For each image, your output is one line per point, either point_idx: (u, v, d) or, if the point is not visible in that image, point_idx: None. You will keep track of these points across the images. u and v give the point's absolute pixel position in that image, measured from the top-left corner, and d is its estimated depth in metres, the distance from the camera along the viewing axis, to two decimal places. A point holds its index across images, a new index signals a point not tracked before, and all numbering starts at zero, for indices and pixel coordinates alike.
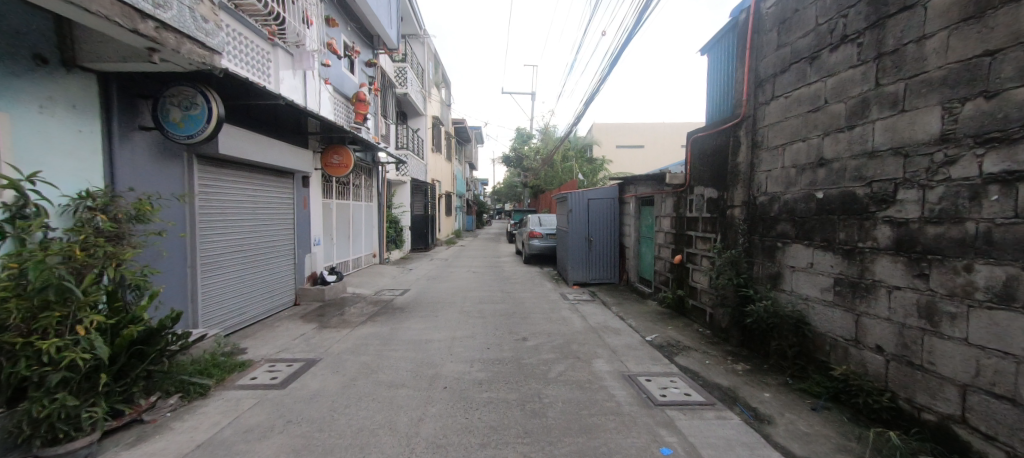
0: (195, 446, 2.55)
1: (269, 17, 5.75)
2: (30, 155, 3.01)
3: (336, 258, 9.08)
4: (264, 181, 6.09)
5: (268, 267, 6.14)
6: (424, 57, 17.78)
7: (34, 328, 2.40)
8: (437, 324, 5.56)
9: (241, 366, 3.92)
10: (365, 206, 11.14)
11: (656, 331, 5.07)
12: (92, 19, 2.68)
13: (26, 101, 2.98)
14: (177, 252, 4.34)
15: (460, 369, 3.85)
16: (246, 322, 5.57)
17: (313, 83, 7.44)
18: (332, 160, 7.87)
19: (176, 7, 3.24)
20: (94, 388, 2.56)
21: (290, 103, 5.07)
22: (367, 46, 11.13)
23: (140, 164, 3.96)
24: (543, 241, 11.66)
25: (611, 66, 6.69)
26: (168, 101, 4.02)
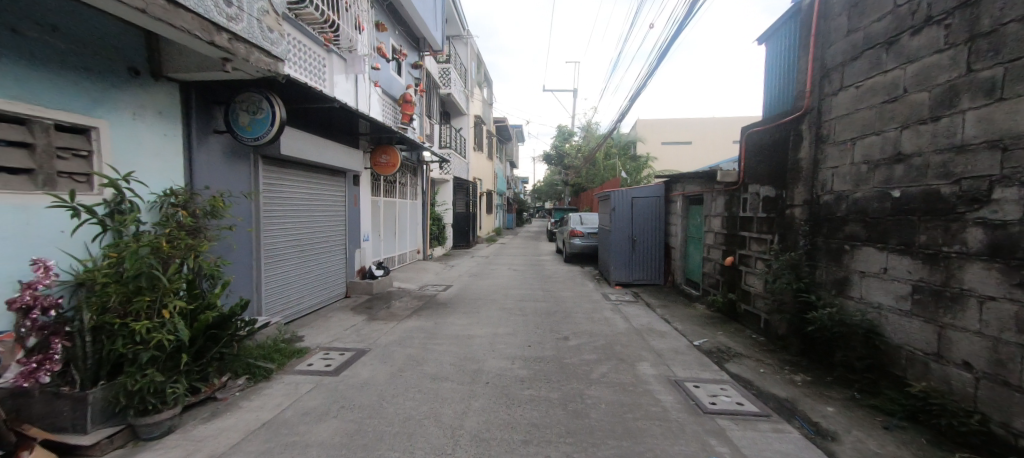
0: (260, 425, 2.76)
1: (325, 25, 6.07)
2: (125, 157, 3.39)
3: (383, 253, 9.47)
4: (320, 180, 6.46)
5: (322, 261, 6.51)
6: (467, 57, 18.05)
7: (129, 310, 2.71)
8: (478, 320, 5.65)
9: (299, 352, 4.19)
10: (410, 204, 11.53)
11: (704, 336, 4.85)
12: (174, 33, 2.96)
13: (122, 110, 3.36)
14: (244, 246, 4.72)
15: (502, 365, 3.90)
16: (303, 311, 5.94)
17: (363, 86, 7.80)
18: (381, 160, 8.21)
19: (246, 20, 3.51)
20: (177, 367, 2.86)
21: (344, 106, 5.34)
22: (413, 48, 11.50)
23: (214, 164, 4.33)
24: (584, 241, 11.48)
25: (659, 59, 6.48)
26: (239, 107, 4.37)
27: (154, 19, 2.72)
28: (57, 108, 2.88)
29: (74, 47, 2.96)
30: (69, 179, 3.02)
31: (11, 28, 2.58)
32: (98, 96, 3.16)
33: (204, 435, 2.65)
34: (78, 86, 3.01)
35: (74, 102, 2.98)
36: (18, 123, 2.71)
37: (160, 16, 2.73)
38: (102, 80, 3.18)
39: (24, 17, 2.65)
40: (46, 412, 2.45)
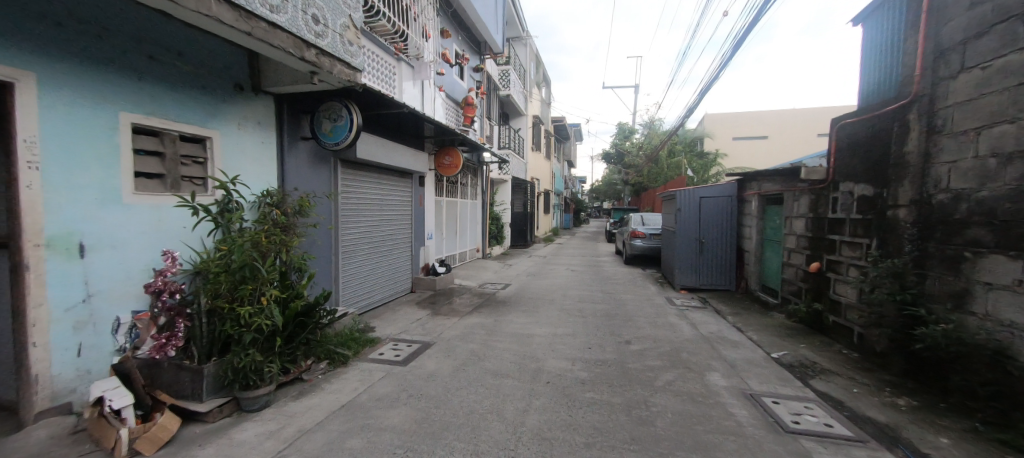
0: (341, 406, 3.02)
1: (396, 36, 6.45)
2: (232, 163, 3.88)
3: (445, 251, 9.86)
4: (390, 181, 6.87)
5: (391, 257, 6.93)
6: (527, 58, 18.12)
7: (235, 297, 3.11)
8: (537, 320, 5.66)
9: (371, 342, 4.50)
10: (471, 204, 11.86)
11: (784, 348, 4.44)
12: (273, 51, 3.33)
13: (230, 121, 3.84)
14: (326, 242, 5.17)
15: (563, 365, 3.89)
16: (374, 304, 6.36)
17: (429, 91, 8.17)
18: (444, 161, 8.53)
19: (330, 36, 3.85)
20: (273, 348, 3.21)
21: (413, 111, 5.64)
22: (475, 52, 11.80)
23: (301, 168, 4.79)
24: (645, 242, 11.04)
25: (733, 49, 6.04)
26: (321, 115, 4.78)
27: (257, 40, 3.08)
28: (181, 121, 3.37)
29: (194, 68, 3.46)
30: (189, 182, 3.53)
31: (147, 54, 3.09)
32: (212, 110, 3.65)
33: (294, 411, 2.95)
34: (197, 102, 3.51)
35: (193, 116, 3.48)
36: (152, 135, 3.21)
37: (262, 37, 3.09)
38: (214, 96, 3.67)
39: (157, 45, 3.16)
40: (171, 382, 2.88)
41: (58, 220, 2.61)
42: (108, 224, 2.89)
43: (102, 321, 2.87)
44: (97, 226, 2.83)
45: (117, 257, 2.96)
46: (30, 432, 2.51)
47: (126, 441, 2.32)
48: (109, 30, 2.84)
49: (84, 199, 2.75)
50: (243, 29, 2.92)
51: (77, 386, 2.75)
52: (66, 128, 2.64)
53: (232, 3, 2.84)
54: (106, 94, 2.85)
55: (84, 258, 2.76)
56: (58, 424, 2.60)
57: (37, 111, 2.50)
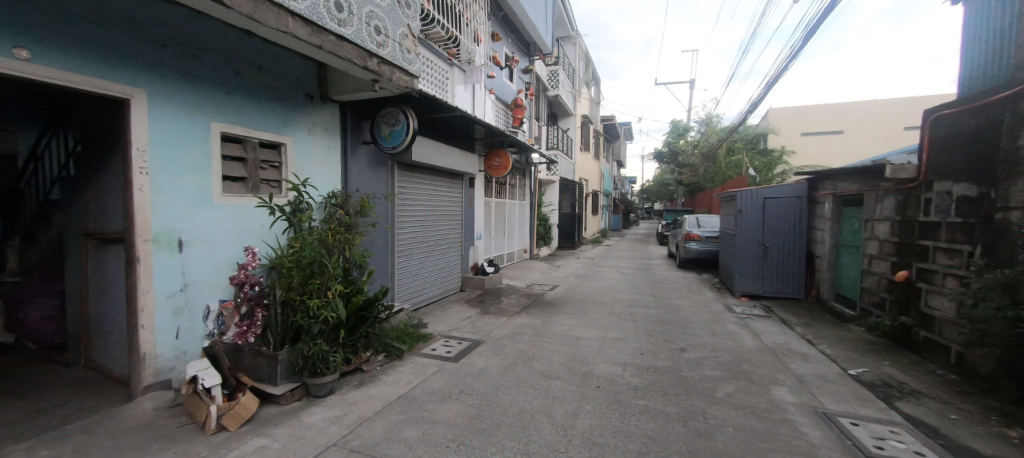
0: (397, 397, 3.17)
1: (449, 41, 6.65)
2: (303, 166, 4.21)
3: (493, 251, 10.00)
4: (442, 183, 7.09)
5: (443, 256, 7.15)
6: (576, 57, 17.89)
7: (305, 291, 3.38)
8: (586, 322, 5.58)
9: (425, 338, 4.67)
10: (519, 205, 11.93)
11: (863, 364, 4.03)
12: (340, 62, 3.57)
13: (302, 128, 4.17)
14: (384, 240, 5.45)
15: (614, 370, 3.80)
16: (426, 301, 6.59)
17: (479, 94, 8.33)
18: (494, 163, 8.66)
19: (391, 45, 4.06)
20: (337, 340, 3.44)
21: (465, 114, 5.78)
22: (525, 54, 11.86)
23: (363, 170, 5.09)
24: (701, 245, 10.49)
25: (806, 37, 5.58)
26: (381, 120, 5.04)
27: (326, 52, 3.32)
28: (261, 130, 3.72)
29: (271, 81, 3.80)
30: (267, 185, 3.88)
31: (234, 70, 3.45)
32: (286, 119, 3.99)
33: (356, 399, 3.14)
34: (274, 112, 3.85)
35: (270, 124, 3.82)
36: (236, 142, 3.57)
37: (331, 49, 3.33)
38: (288, 106, 4.01)
39: (242, 62, 3.51)
40: (251, 365, 3.18)
41: (162, 218, 2.99)
42: (201, 222, 3.26)
43: (195, 308, 3.24)
44: (192, 224, 3.19)
45: (209, 252, 3.33)
46: (140, 403, 2.88)
47: (214, 417, 2.59)
48: (203, 50, 3.21)
49: (183, 200, 3.12)
50: (314, 43, 3.17)
51: (176, 365, 3.13)
52: (169, 138, 3.02)
53: (305, 20, 3.09)
54: (200, 107, 3.21)
55: (183, 252, 3.14)
56: (161, 398, 2.97)
57: (148, 123, 2.89)
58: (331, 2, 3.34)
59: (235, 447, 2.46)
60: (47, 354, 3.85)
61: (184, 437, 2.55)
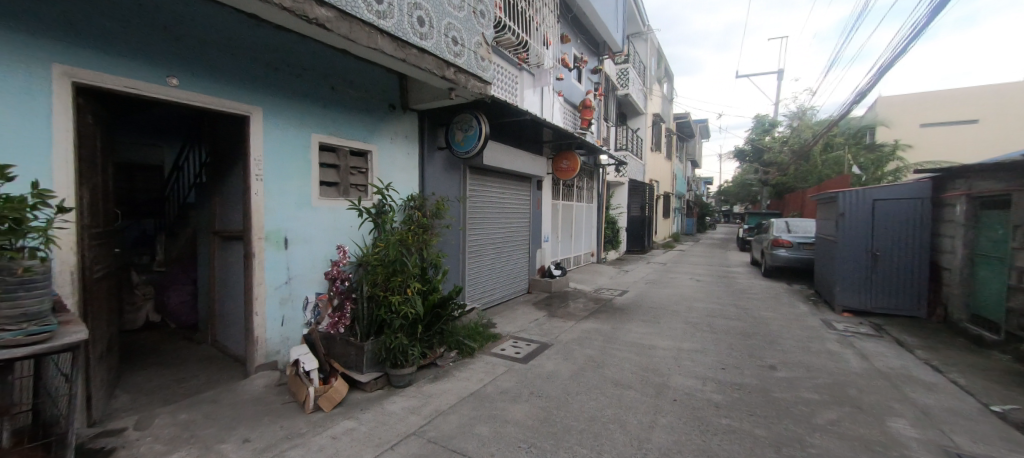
0: (470, 394, 3.27)
1: (519, 47, 6.74)
2: (386, 172, 4.54)
3: (560, 254, 9.94)
4: (511, 186, 7.20)
5: (511, 258, 7.26)
6: (648, 53, 17.11)
7: (388, 287, 3.64)
8: (659, 331, 5.30)
9: (494, 338, 4.77)
10: (587, 207, 11.72)
11: (1013, 400, 3.34)
12: (420, 73, 3.80)
13: (385, 136, 4.50)
14: (456, 242, 5.67)
15: (691, 384, 3.57)
16: (494, 301, 6.73)
17: (547, 97, 8.34)
18: (562, 165, 8.58)
19: (466, 54, 4.22)
20: (415, 334, 3.66)
21: (535, 117, 5.82)
22: (594, 53, 11.62)
23: (438, 174, 5.34)
24: (792, 252, 9.44)
25: (933, 12, 4.77)
26: (455, 127, 5.24)
27: (409, 65, 3.55)
28: (351, 139, 4.08)
29: (360, 94, 4.16)
30: (356, 189, 4.24)
31: (330, 86, 3.83)
32: (372, 128, 4.33)
33: (432, 392, 3.31)
34: (362, 122, 4.20)
35: (359, 133, 4.18)
36: (331, 150, 3.96)
37: (413, 62, 3.55)
38: (374, 116, 4.35)
39: (337, 78, 3.89)
40: (341, 353, 3.49)
41: (272, 219, 3.42)
42: (302, 223, 3.65)
43: (297, 299, 3.64)
44: (295, 224, 3.60)
45: (308, 249, 3.72)
46: (254, 379, 3.31)
47: (312, 398, 2.90)
48: (305, 69, 3.62)
49: (288, 203, 3.53)
50: (399, 56, 3.41)
51: (281, 348, 3.54)
52: (278, 149, 3.44)
53: (391, 36, 3.34)
54: (303, 120, 3.62)
55: (288, 249, 3.55)
56: (269, 376, 3.38)
57: (263, 136, 3.32)
58: (414, 18, 3.57)
59: (329, 426, 2.72)
60: (185, 333, 4.57)
61: (288, 413, 2.88)
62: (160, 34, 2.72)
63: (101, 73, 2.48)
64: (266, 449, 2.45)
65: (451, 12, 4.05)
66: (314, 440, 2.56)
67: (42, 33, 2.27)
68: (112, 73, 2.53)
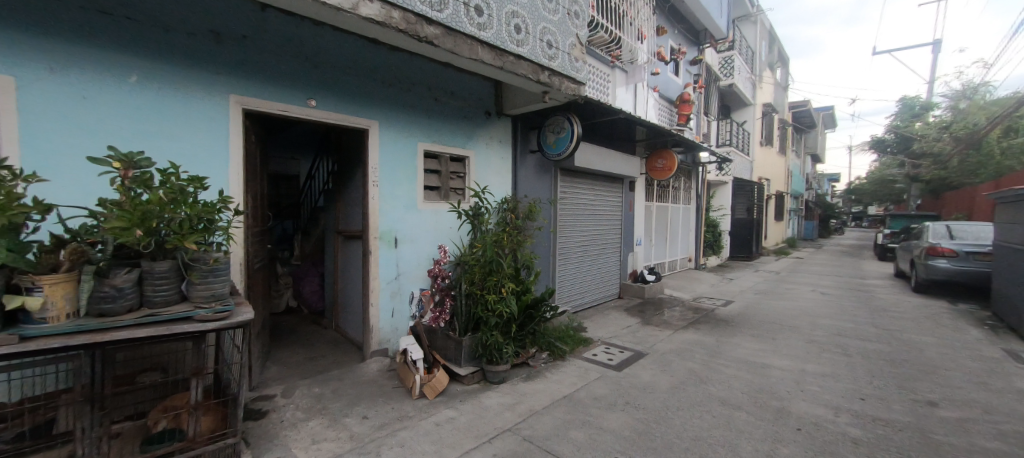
0: (563, 397, 3.26)
1: (612, 44, 6.52)
2: (482, 176, 4.75)
3: (654, 259, 9.40)
4: (602, 187, 7.01)
5: (601, 261, 7.05)
6: (757, 37, 15.32)
7: (484, 286, 3.82)
8: (774, 349, 4.69)
9: (585, 342, 4.68)
10: (684, 209, 10.90)
11: None
12: (516, 79, 3.90)
13: (481, 141, 4.71)
14: (547, 243, 5.70)
15: (819, 412, 3.10)
16: (584, 305, 6.62)
17: (640, 93, 7.94)
18: (657, 164, 8.08)
19: (560, 57, 4.22)
20: (509, 333, 3.76)
21: (629, 115, 5.58)
22: (693, 43, 10.77)
23: (530, 177, 5.42)
24: (956, 262, 7.63)
25: None
26: (546, 130, 5.27)
27: (506, 72, 3.68)
28: (451, 146, 4.36)
29: (460, 103, 4.42)
30: (455, 192, 4.52)
31: (433, 97, 4.15)
32: (470, 135, 4.58)
33: (525, 391, 3.36)
34: (461, 129, 4.46)
35: (458, 140, 4.45)
36: (434, 157, 4.28)
37: (509, 68, 3.67)
38: (472, 123, 4.59)
39: (440, 90, 4.20)
40: (442, 346, 3.74)
41: (385, 221, 3.81)
42: (410, 224, 4.01)
43: (404, 293, 4.00)
44: (404, 225, 3.96)
45: (414, 248, 4.06)
46: (369, 363, 3.72)
47: (417, 385, 3.15)
48: (413, 84, 3.97)
49: (398, 206, 3.90)
50: (497, 64, 3.55)
51: (391, 338, 3.92)
52: (391, 157, 3.82)
53: (490, 46, 3.50)
54: (411, 131, 3.98)
55: (398, 248, 3.92)
56: (382, 362, 3.76)
57: (378, 146, 3.73)
58: (511, 26, 3.69)
59: (432, 413, 2.93)
60: (315, 318, 5.31)
61: (398, 396, 3.18)
62: (302, 63, 3.22)
63: (262, 99, 3.02)
64: (381, 427, 2.73)
65: (546, 16, 4.09)
66: (420, 424, 2.78)
67: (223, 71, 2.84)
68: (268, 99, 3.06)
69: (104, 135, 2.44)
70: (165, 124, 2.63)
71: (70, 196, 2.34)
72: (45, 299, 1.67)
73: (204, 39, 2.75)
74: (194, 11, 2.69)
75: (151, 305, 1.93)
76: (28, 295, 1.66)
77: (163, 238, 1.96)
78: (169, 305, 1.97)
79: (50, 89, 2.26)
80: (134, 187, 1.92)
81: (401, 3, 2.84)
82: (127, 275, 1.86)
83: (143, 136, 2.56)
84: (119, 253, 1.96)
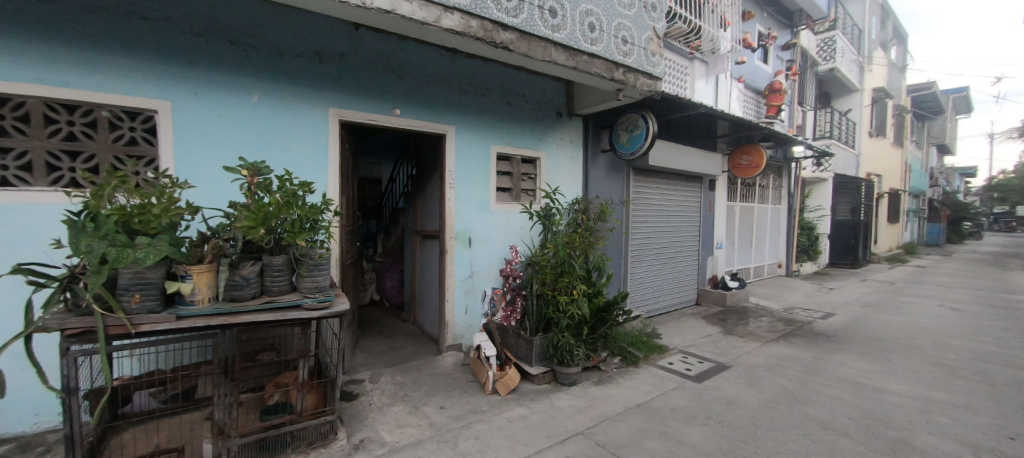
0: (637, 404, 3.15)
1: (690, 34, 6.10)
2: (553, 177, 4.76)
3: (736, 264, 8.66)
4: (679, 186, 6.62)
5: (676, 265, 6.67)
6: (867, 12, 13.36)
7: (556, 287, 3.82)
8: (889, 371, 4.07)
9: (660, 349, 4.46)
10: (773, 210, 9.88)
11: None
12: (589, 78, 3.85)
13: (552, 141, 4.71)
14: (618, 245, 5.53)
15: (952, 449, 2.63)
16: (658, 310, 6.31)
17: (722, 85, 7.37)
18: (742, 161, 7.41)
19: (635, 52, 4.08)
20: (580, 335, 3.73)
21: (710, 109, 5.21)
22: (786, 26, 9.72)
23: (601, 177, 5.30)
24: None
25: None
26: (619, 128, 5.07)
27: (580, 71, 3.65)
28: (523, 147, 4.42)
29: (532, 105, 4.47)
30: (526, 194, 4.58)
31: (506, 101, 4.25)
32: (541, 136, 4.61)
33: (597, 396, 3.30)
34: (533, 131, 4.51)
35: (530, 142, 4.50)
36: (506, 159, 4.38)
37: (583, 67, 3.63)
38: (543, 124, 4.62)
39: (512, 93, 4.28)
40: (513, 344, 3.82)
41: (461, 221, 3.99)
42: (483, 224, 4.15)
43: (477, 291, 4.15)
44: (477, 226, 4.11)
45: (486, 248, 4.19)
46: (445, 356, 3.91)
47: (490, 381, 3.25)
48: (488, 89, 4.10)
49: (472, 208, 4.06)
50: (571, 65, 3.54)
51: (465, 334, 4.09)
52: (466, 161, 3.99)
53: (564, 47, 3.49)
54: (484, 135, 4.11)
55: (471, 247, 4.08)
56: (456, 356, 3.94)
57: (455, 151, 3.91)
58: (586, 25, 3.65)
59: (505, 410, 3.01)
60: (395, 312, 5.71)
61: (472, 390, 3.31)
62: (389, 75, 3.49)
63: (356, 111, 3.34)
64: (457, 418, 2.86)
65: (622, 12, 3.98)
66: (494, 419, 2.86)
67: (324, 87, 3.19)
68: (360, 110, 3.36)
69: (233, 147, 2.87)
70: (279, 136, 3.02)
71: (209, 199, 2.79)
72: (193, 285, 2.01)
73: (310, 59, 3.12)
74: (302, 36, 3.06)
75: (269, 293, 2.22)
76: (181, 281, 2.01)
77: (279, 236, 2.25)
78: (284, 293, 2.26)
79: (195, 110, 2.71)
80: (258, 192, 2.24)
81: (480, 12, 2.95)
82: (252, 267, 2.17)
83: (262, 147, 2.96)
84: (245, 247, 2.29)
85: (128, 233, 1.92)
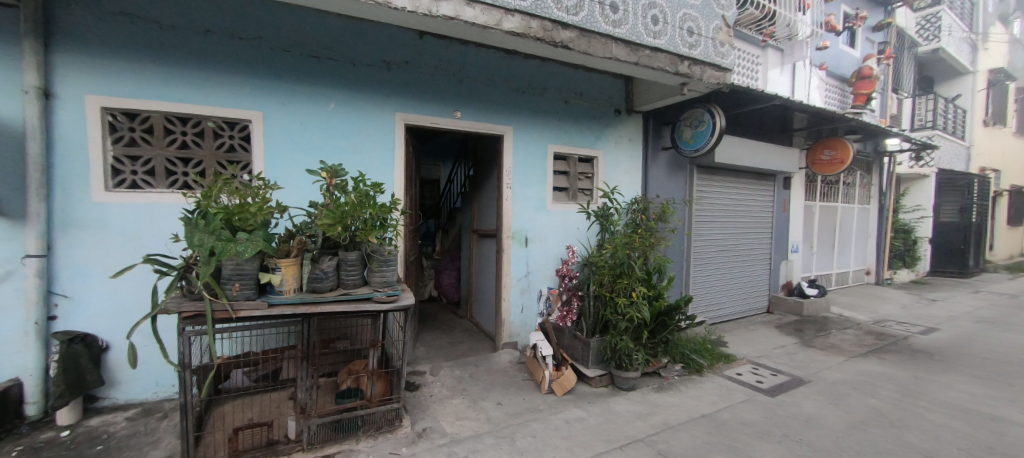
0: (701, 415, 2.99)
1: (762, 19, 5.66)
2: (611, 175, 4.65)
3: (815, 269, 7.88)
4: (748, 185, 6.16)
5: (744, 270, 6.22)
6: None
7: (614, 289, 3.73)
8: (1011, 398, 3.49)
9: (726, 358, 4.19)
10: (860, 210, 8.86)
11: None
12: (652, 73, 3.71)
13: (610, 139, 4.61)
14: (679, 246, 5.28)
15: None
16: (723, 317, 5.93)
17: (800, 74, 6.74)
18: (822, 157, 6.73)
19: (702, 43, 3.86)
20: (639, 339, 3.62)
21: (785, 101, 4.79)
22: (878, 4, 8.67)
23: (662, 176, 5.09)
24: None
25: None
26: (682, 124, 4.82)
27: (641, 66, 3.53)
28: (580, 146, 4.37)
29: (589, 103, 4.40)
30: (583, 193, 4.52)
31: (563, 100, 4.22)
32: (599, 134, 4.52)
33: (657, 403, 3.17)
34: (590, 129, 4.44)
35: (587, 140, 4.43)
36: (563, 159, 4.35)
37: (645, 62, 3.51)
38: (601, 122, 4.53)
39: (570, 91, 4.25)
40: (569, 345, 3.80)
41: (517, 221, 4.03)
42: (539, 224, 4.16)
43: (533, 290, 4.17)
44: (534, 225, 4.13)
45: (542, 248, 4.20)
46: (501, 353, 3.97)
47: (546, 380, 3.25)
48: (545, 89, 4.10)
49: (529, 207, 4.08)
50: (632, 60, 3.44)
51: (521, 332, 4.13)
52: (523, 161, 4.03)
53: (625, 42, 3.40)
54: (541, 134, 4.12)
55: (528, 246, 4.11)
56: (512, 354, 3.98)
57: (513, 151, 3.96)
58: (648, 18, 3.52)
59: (561, 410, 2.99)
60: (452, 307, 5.90)
61: (528, 388, 3.33)
62: (450, 79, 3.62)
63: (420, 114, 3.50)
64: (514, 415, 2.90)
65: (688, 2, 3.79)
66: (550, 418, 2.86)
67: (392, 94, 3.38)
68: (424, 113, 3.52)
69: (313, 151, 3.13)
70: (352, 140, 3.25)
71: (293, 199, 3.08)
72: (281, 276, 2.23)
73: (380, 68, 3.32)
74: (373, 46, 3.27)
75: (344, 286, 2.40)
76: (272, 273, 2.24)
77: (353, 233, 2.43)
78: (357, 287, 2.43)
79: (282, 118, 3.01)
80: (335, 192, 2.43)
81: (540, 12, 2.96)
82: (330, 261, 2.35)
83: (337, 151, 3.21)
84: (325, 243, 2.49)
85: (231, 229, 2.17)
